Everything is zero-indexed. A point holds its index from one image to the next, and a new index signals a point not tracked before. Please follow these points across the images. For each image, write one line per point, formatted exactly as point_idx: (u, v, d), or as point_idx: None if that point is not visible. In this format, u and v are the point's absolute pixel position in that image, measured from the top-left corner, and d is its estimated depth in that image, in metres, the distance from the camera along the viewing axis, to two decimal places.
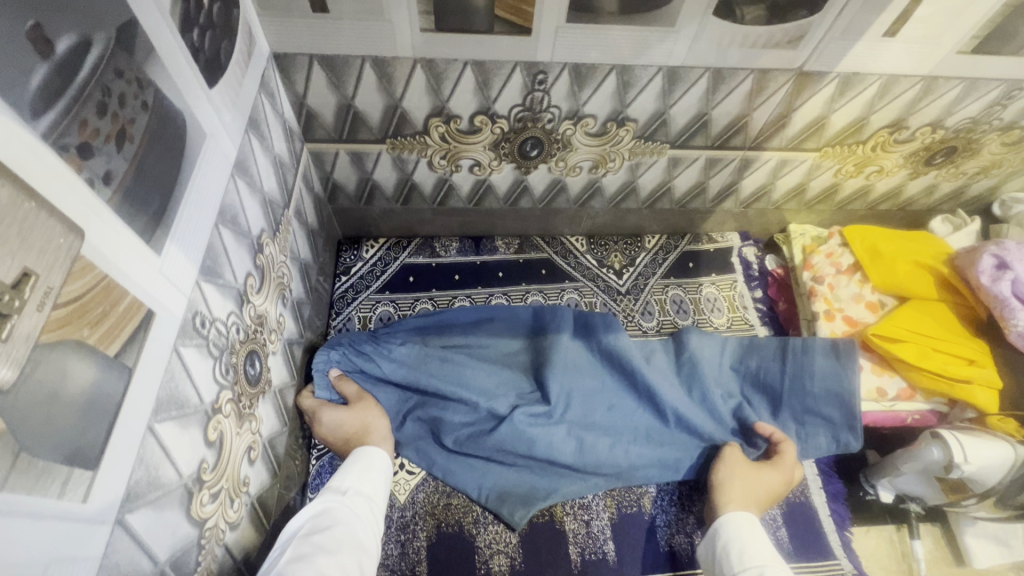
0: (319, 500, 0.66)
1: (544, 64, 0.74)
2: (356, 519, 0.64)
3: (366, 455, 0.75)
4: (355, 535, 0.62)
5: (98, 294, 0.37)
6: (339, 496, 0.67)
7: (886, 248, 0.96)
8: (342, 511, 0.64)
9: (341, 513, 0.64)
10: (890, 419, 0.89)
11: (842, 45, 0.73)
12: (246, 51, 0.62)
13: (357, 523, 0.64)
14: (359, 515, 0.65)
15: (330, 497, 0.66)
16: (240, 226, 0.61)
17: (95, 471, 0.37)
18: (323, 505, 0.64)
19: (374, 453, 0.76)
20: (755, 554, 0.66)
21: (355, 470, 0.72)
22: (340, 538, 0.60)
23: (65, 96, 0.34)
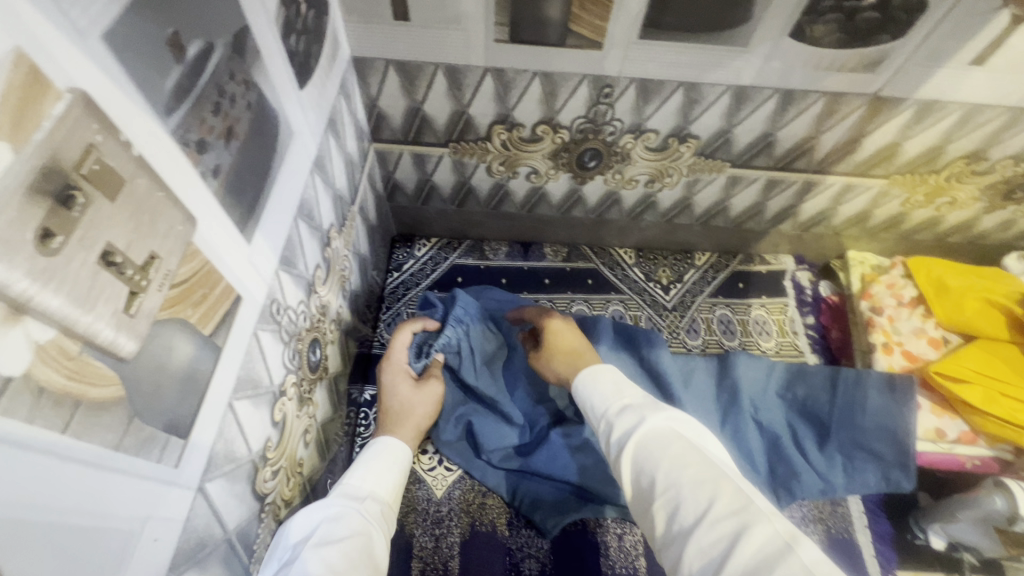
0: (329, 503, 0.59)
1: (612, 78, 0.74)
2: (371, 527, 0.59)
3: (381, 448, 0.73)
4: (370, 547, 0.55)
5: (201, 278, 0.40)
6: (357, 502, 0.62)
7: (954, 283, 0.92)
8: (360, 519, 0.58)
9: (355, 523, 0.57)
10: (948, 462, 0.85)
11: (923, 71, 0.71)
12: (331, 54, 0.66)
13: (373, 533, 0.58)
14: (373, 521, 0.60)
15: (344, 501, 0.60)
16: (315, 220, 0.64)
17: (186, 439, 0.40)
18: (339, 509, 0.59)
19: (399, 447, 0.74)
20: (605, 391, 0.61)
21: (371, 467, 0.68)
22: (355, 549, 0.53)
23: (190, 96, 0.37)
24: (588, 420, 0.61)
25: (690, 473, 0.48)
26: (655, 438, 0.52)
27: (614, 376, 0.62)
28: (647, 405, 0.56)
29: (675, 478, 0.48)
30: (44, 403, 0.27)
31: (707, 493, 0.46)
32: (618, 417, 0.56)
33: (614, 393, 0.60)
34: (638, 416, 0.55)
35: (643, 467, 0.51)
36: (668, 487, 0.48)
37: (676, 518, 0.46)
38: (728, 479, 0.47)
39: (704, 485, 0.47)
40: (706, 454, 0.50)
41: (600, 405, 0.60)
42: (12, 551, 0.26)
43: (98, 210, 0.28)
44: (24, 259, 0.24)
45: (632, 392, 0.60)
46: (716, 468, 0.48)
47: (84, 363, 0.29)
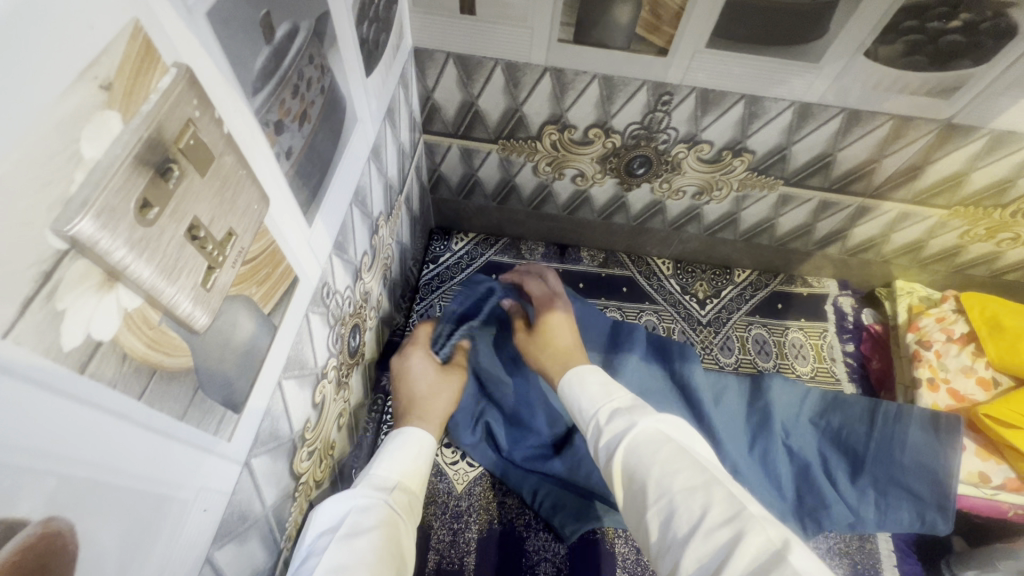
0: (349, 498, 0.60)
1: (672, 86, 0.73)
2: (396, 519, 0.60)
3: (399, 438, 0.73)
4: (395, 539, 0.57)
5: (267, 257, 0.40)
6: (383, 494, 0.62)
7: (1010, 321, 0.88)
8: (379, 514, 0.59)
9: (370, 514, 0.58)
10: (990, 509, 0.81)
11: (1001, 101, 0.68)
12: (395, 43, 0.66)
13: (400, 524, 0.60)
14: (400, 515, 0.61)
15: (366, 496, 0.61)
16: (366, 207, 0.64)
17: (240, 415, 0.40)
18: (361, 503, 0.59)
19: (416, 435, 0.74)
20: (595, 397, 0.63)
21: (395, 458, 0.69)
22: (372, 546, 0.53)
23: (274, 77, 0.37)
24: (577, 424, 0.63)
25: (681, 479, 0.49)
26: (644, 442, 0.53)
27: (601, 383, 0.65)
28: (636, 409, 0.58)
29: (664, 484, 0.49)
30: (126, 368, 0.27)
31: (696, 498, 0.47)
32: (608, 423, 0.58)
33: (603, 399, 0.62)
34: (627, 421, 0.57)
35: (634, 471, 0.52)
36: (660, 492, 0.49)
37: (671, 524, 0.47)
38: (715, 481, 0.48)
39: (693, 490, 0.47)
40: (694, 456, 0.51)
41: (590, 409, 0.62)
42: (90, 512, 0.26)
43: (190, 183, 0.29)
44: (125, 228, 0.25)
45: (620, 395, 0.62)
46: (704, 472, 0.49)
47: (163, 332, 0.29)
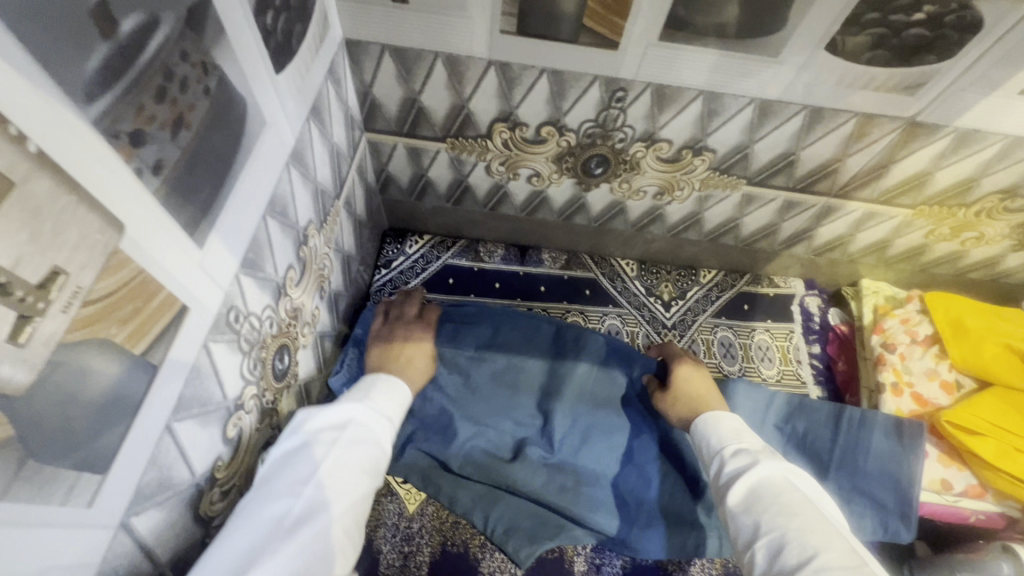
0: (353, 404, 0.60)
1: (625, 81, 0.68)
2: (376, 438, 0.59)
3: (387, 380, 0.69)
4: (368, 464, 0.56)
5: (131, 291, 0.35)
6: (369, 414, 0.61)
7: (973, 323, 0.87)
8: (380, 437, 0.60)
9: (372, 431, 0.59)
10: (951, 514, 0.80)
11: (967, 98, 0.65)
12: (318, 34, 0.59)
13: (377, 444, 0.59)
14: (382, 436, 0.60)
15: (350, 413, 0.59)
16: (288, 217, 0.58)
17: (105, 474, 0.35)
18: (362, 417, 0.59)
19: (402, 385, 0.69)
20: (724, 433, 0.67)
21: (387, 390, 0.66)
22: (366, 466, 0.55)
23: (123, 78, 0.31)
24: (700, 453, 0.68)
25: (800, 523, 0.52)
26: (771, 483, 0.57)
27: (735, 424, 0.67)
28: (764, 453, 0.62)
29: (781, 521, 0.53)
30: None
31: (816, 538, 0.50)
32: (734, 458, 0.62)
33: (731, 435, 0.66)
34: (752, 460, 0.61)
35: (751, 507, 0.56)
36: (775, 528, 0.53)
37: (779, 556, 0.51)
38: (838, 536, 0.51)
39: (813, 532, 0.51)
40: (820, 511, 0.55)
41: (716, 443, 0.66)
42: None
43: None
44: None
45: (751, 439, 0.65)
46: (827, 527, 0.52)
47: None
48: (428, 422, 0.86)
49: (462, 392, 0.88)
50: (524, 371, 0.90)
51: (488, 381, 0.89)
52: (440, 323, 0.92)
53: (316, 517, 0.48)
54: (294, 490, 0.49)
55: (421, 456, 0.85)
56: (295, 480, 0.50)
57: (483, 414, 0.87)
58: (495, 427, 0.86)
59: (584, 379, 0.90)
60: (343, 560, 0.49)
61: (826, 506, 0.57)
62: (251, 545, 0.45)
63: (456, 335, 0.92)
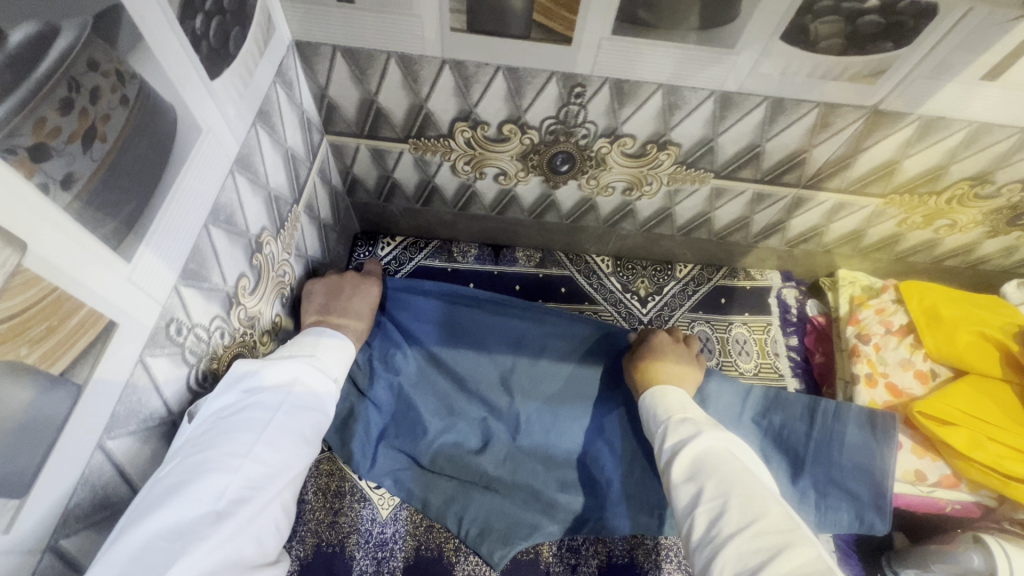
0: (295, 363, 0.60)
1: (583, 77, 0.67)
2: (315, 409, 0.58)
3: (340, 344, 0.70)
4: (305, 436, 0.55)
5: (43, 309, 0.34)
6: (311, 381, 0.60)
7: (947, 312, 0.86)
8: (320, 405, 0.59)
9: (312, 399, 0.59)
10: (926, 505, 0.80)
11: (929, 85, 0.64)
12: (262, 37, 0.58)
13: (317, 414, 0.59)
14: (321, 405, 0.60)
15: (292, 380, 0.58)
16: (236, 225, 0.57)
17: (22, 498, 0.34)
18: (301, 381, 0.59)
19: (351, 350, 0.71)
20: (671, 407, 0.69)
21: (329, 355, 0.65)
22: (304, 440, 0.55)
23: (16, 93, 0.30)
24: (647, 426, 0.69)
25: (738, 486, 0.53)
26: (713, 452, 0.58)
27: (682, 399, 0.70)
28: (707, 424, 0.63)
29: (722, 487, 0.54)
30: None
31: (754, 504, 0.51)
32: (678, 427, 0.64)
33: (678, 409, 0.67)
34: (696, 430, 0.62)
35: (694, 473, 0.57)
36: (716, 493, 0.54)
37: (717, 521, 0.51)
38: (774, 502, 0.52)
39: (751, 498, 0.52)
40: (757, 477, 0.56)
41: (663, 416, 0.68)
42: None
43: None
44: None
45: (696, 413, 0.67)
46: (764, 491, 0.53)
47: None
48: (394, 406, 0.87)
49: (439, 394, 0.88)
50: (500, 370, 0.91)
51: (450, 363, 0.90)
52: (398, 302, 0.94)
53: (253, 496, 0.47)
54: (232, 460, 0.47)
55: (395, 447, 0.85)
56: (234, 450, 0.47)
57: (452, 397, 0.88)
58: (464, 413, 0.87)
59: (558, 377, 0.91)
60: (273, 540, 0.48)
61: (762, 473, 0.58)
62: (182, 521, 0.42)
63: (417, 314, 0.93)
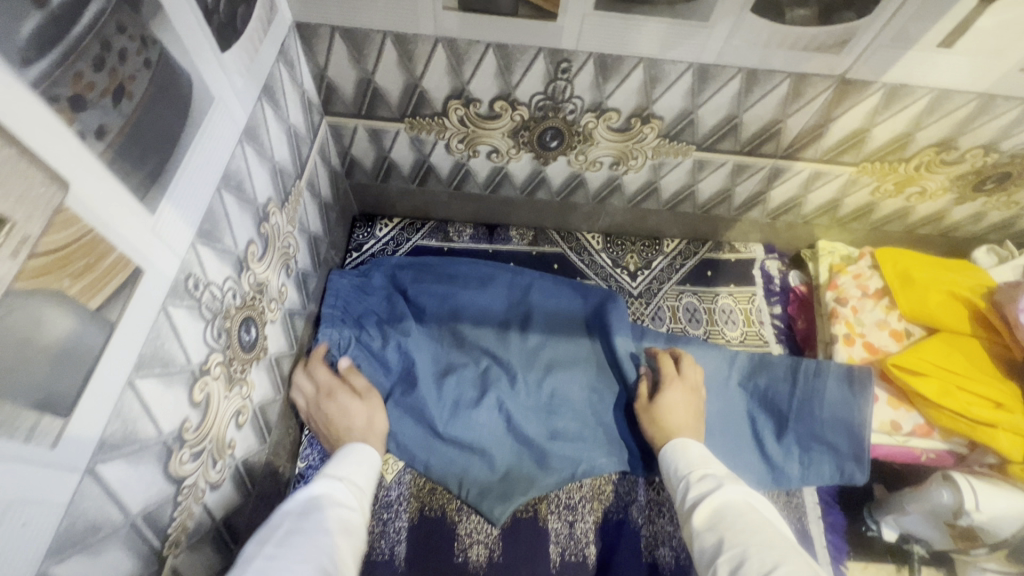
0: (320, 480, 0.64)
1: (568, 52, 0.71)
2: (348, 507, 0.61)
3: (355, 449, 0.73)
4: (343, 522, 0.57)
5: (81, 247, 0.37)
6: (340, 486, 0.63)
7: (919, 274, 0.91)
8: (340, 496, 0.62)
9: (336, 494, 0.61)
10: (902, 454, 0.84)
11: (891, 53, 0.68)
12: (265, 16, 0.61)
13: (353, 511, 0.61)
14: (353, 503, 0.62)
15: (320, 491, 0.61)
16: (246, 193, 0.61)
17: (67, 418, 0.37)
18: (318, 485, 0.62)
19: (367, 446, 0.75)
20: (692, 462, 0.70)
21: (352, 467, 0.69)
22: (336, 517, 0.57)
23: (59, 46, 0.33)
24: (671, 484, 0.70)
25: (757, 537, 0.53)
26: (733, 505, 0.59)
27: (703, 453, 0.72)
28: (728, 477, 0.65)
29: (742, 539, 0.54)
30: None
31: (774, 552, 0.51)
32: (699, 482, 0.65)
33: (699, 463, 0.69)
34: (715, 484, 0.63)
35: (712, 524, 0.57)
36: (735, 544, 0.53)
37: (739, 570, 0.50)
38: (797, 552, 0.51)
39: (772, 546, 0.51)
40: (780, 531, 0.55)
41: (685, 471, 0.70)
42: None
43: None
44: None
45: (717, 466, 0.68)
46: (785, 542, 0.53)
47: None
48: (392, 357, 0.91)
49: (439, 360, 0.93)
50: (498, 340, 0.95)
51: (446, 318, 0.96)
52: (398, 274, 1.00)
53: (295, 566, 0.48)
54: (268, 552, 0.49)
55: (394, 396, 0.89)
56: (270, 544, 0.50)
57: (449, 352, 0.94)
58: (461, 366, 0.92)
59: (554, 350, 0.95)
60: None
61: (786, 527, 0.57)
62: None
63: (417, 281, 0.99)
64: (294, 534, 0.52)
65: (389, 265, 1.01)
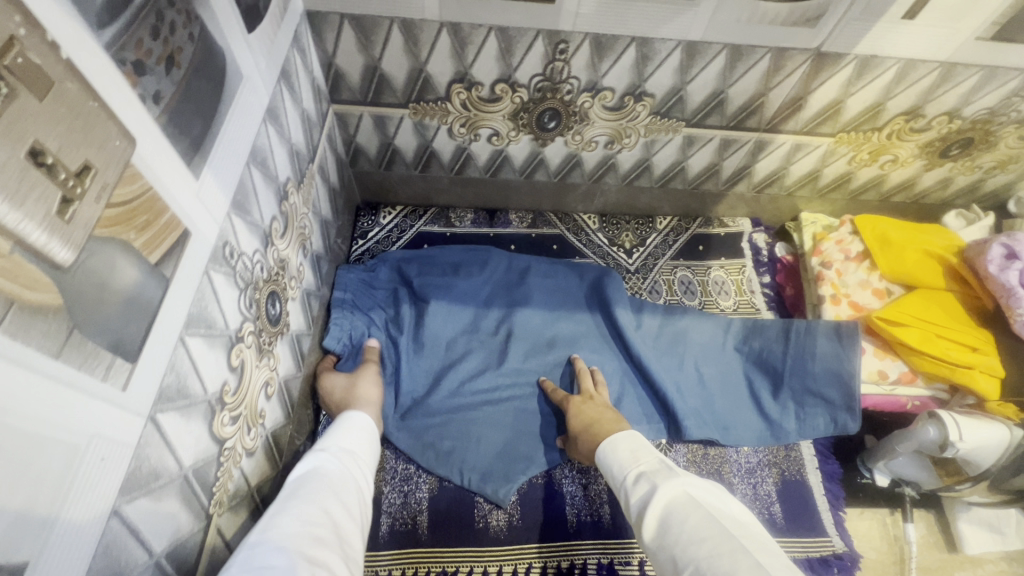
0: (307, 456, 0.64)
1: (566, 33, 0.76)
2: (340, 474, 0.61)
3: (349, 420, 0.73)
4: (337, 490, 0.58)
5: (144, 203, 0.40)
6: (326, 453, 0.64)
7: (896, 236, 0.97)
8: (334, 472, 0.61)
9: (330, 470, 0.61)
10: (890, 403, 0.90)
11: (861, 26, 0.74)
12: (281, 3, 0.65)
13: (344, 476, 0.62)
14: (344, 469, 0.62)
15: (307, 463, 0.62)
16: (269, 169, 0.63)
17: (134, 363, 0.40)
18: (310, 467, 0.61)
19: (358, 415, 0.74)
20: (623, 459, 0.70)
21: (338, 432, 0.69)
22: (329, 493, 0.56)
23: (126, 13, 0.36)
24: (613, 489, 0.70)
25: (705, 549, 0.52)
26: (673, 511, 0.58)
27: (629, 444, 0.72)
28: (657, 472, 0.65)
29: (692, 553, 0.53)
30: None
31: (725, 564, 0.50)
32: (635, 487, 0.65)
33: (630, 461, 0.69)
34: (650, 485, 0.63)
35: (662, 541, 0.56)
36: (688, 562, 0.52)
37: None
38: (745, 553, 0.50)
39: (720, 556, 0.51)
40: (720, 519, 0.55)
41: (620, 473, 0.69)
42: None
43: (24, 104, 0.28)
44: None
45: (646, 457, 0.69)
46: (728, 538, 0.52)
47: (18, 263, 0.29)
48: (404, 346, 0.94)
49: (449, 338, 0.96)
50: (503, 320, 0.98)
51: (453, 305, 0.97)
52: (405, 258, 1.03)
53: (292, 534, 0.48)
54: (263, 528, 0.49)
55: (405, 385, 0.92)
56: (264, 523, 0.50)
57: (455, 338, 0.96)
58: (468, 351, 0.95)
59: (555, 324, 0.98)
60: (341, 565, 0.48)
61: (725, 507, 0.58)
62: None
63: (422, 268, 1.01)
64: (282, 514, 0.51)
65: (395, 258, 1.02)
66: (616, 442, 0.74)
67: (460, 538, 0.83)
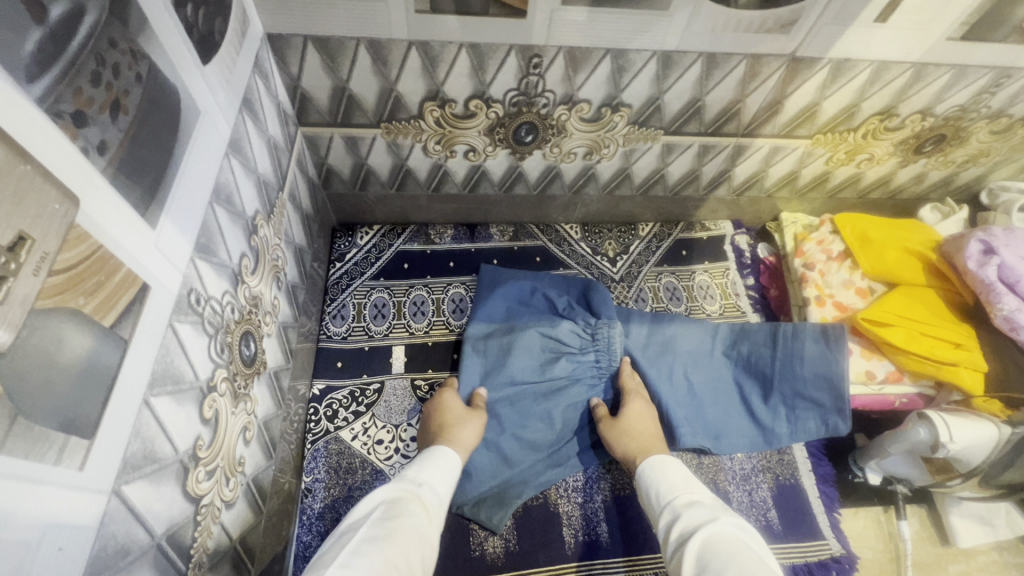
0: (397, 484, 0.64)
1: (539, 48, 0.74)
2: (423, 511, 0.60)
3: (436, 455, 0.72)
4: (419, 527, 0.57)
5: (92, 264, 0.36)
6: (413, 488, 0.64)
7: (876, 234, 0.97)
8: (414, 503, 0.61)
9: (421, 505, 0.61)
10: (880, 402, 0.91)
11: (834, 30, 0.74)
12: (239, 29, 0.61)
13: (426, 515, 0.61)
14: (427, 508, 0.62)
15: (400, 489, 0.62)
16: (235, 206, 0.60)
17: (93, 439, 0.37)
18: (392, 494, 0.61)
19: (447, 450, 0.73)
20: (674, 483, 0.70)
21: (432, 469, 0.68)
22: (407, 527, 0.56)
23: (58, 62, 0.33)
24: (653, 507, 0.70)
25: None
26: (718, 541, 0.57)
27: (684, 475, 0.71)
28: (715, 506, 0.64)
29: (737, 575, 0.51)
30: None
31: None
32: (686, 509, 0.64)
33: (685, 487, 0.69)
34: (707, 514, 0.62)
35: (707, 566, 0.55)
36: None
37: None
38: None
39: None
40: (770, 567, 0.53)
41: (669, 494, 0.69)
42: None
43: None
44: None
45: (700, 491, 0.68)
46: None
47: None
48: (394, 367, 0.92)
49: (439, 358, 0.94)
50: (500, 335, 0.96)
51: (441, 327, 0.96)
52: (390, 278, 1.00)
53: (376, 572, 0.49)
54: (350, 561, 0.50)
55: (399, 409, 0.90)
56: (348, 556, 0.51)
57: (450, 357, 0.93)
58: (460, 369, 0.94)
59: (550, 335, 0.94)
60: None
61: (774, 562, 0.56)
62: None
63: None
64: (361, 548, 0.52)
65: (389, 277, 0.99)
66: (667, 465, 0.74)
67: (457, 569, 0.81)
